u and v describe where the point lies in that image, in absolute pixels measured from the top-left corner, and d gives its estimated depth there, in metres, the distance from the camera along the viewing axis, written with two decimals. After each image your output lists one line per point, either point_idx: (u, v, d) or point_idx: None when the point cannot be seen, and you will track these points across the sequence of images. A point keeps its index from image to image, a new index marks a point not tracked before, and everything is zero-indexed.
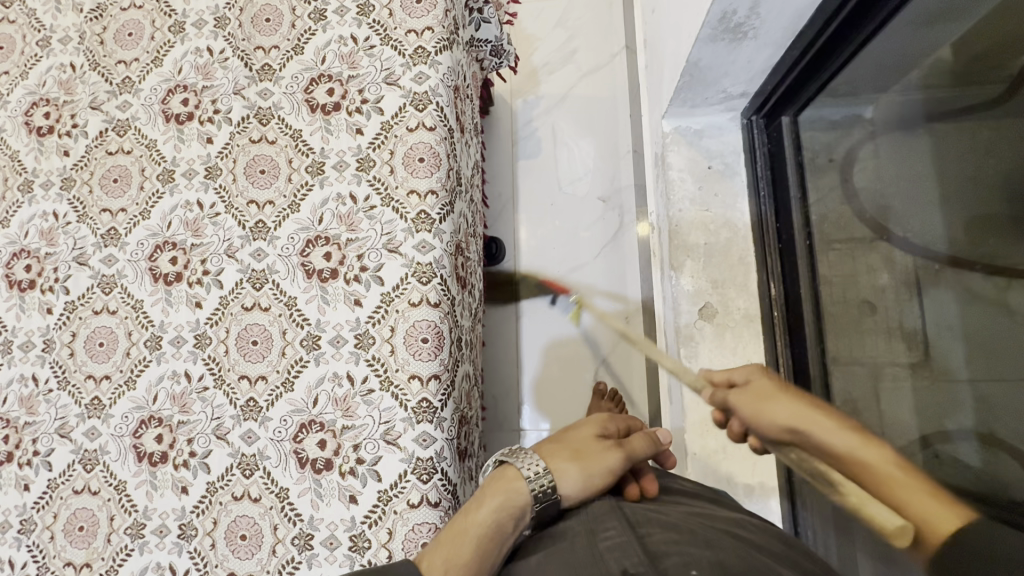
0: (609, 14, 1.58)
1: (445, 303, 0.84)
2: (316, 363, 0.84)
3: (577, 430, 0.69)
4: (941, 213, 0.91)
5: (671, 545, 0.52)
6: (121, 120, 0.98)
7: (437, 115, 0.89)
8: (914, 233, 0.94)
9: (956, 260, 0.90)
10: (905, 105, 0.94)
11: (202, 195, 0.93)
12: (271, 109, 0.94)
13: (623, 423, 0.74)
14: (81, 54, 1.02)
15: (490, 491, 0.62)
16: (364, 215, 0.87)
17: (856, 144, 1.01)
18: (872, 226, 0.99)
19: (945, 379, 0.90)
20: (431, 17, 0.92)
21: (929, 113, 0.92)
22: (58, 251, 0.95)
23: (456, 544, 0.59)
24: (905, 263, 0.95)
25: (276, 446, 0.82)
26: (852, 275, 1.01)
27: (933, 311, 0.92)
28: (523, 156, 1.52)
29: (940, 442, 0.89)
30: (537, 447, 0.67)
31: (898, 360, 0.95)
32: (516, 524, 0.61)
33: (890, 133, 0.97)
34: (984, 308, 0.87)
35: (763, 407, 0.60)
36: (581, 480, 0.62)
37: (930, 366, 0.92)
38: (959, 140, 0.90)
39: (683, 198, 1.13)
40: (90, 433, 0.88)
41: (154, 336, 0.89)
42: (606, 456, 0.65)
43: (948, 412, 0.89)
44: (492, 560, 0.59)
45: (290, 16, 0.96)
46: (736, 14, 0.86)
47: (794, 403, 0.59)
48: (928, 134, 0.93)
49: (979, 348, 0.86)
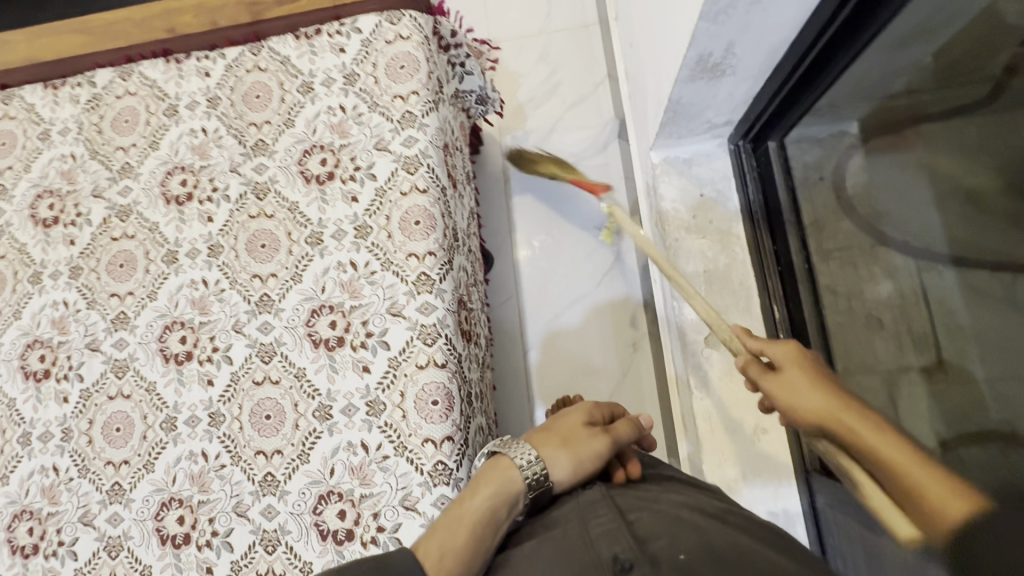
0: (590, 45, 1.62)
1: (452, 362, 0.85)
2: (329, 433, 0.85)
3: (566, 417, 0.71)
4: (938, 214, 0.88)
5: (660, 528, 0.56)
6: (123, 205, 1.00)
7: (429, 177, 0.91)
8: (913, 236, 0.92)
9: (959, 260, 0.85)
10: (896, 112, 0.91)
11: (206, 273, 0.94)
12: (268, 183, 0.96)
13: (607, 407, 0.75)
14: (80, 143, 1.05)
15: (487, 478, 0.63)
16: (365, 281, 0.89)
17: (845, 157, 1.02)
18: (870, 234, 0.99)
19: (961, 381, 0.86)
20: (415, 81, 0.94)
21: (917, 115, 0.89)
22: (71, 339, 0.97)
23: (454, 529, 0.60)
24: (906, 271, 0.94)
25: (296, 520, 0.83)
26: (856, 288, 1.01)
27: (944, 315, 0.89)
28: (517, 190, 1.54)
29: (964, 445, 0.82)
30: (528, 436, 0.69)
31: (910, 365, 0.94)
32: (510, 510, 0.63)
33: (881, 138, 0.96)
34: (990, 304, 0.81)
35: (791, 399, 0.63)
36: (571, 466, 0.65)
37: (946, 369, 0.89)
38: (950, 139, 0.86)
39: (678, 227, 1.15)
40: (113, 519, 0.89)
41: (169, 417, 0.91)
42: (595, 440, 0.67)
43: (970, 415, 0.83)
44: (486, 544, 0.61)
45: (279, 91, 0.99)
46: (713, 55, 0.88)
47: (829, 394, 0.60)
48: (920, 136, 0.90)
49: (987, 345, 0.82)
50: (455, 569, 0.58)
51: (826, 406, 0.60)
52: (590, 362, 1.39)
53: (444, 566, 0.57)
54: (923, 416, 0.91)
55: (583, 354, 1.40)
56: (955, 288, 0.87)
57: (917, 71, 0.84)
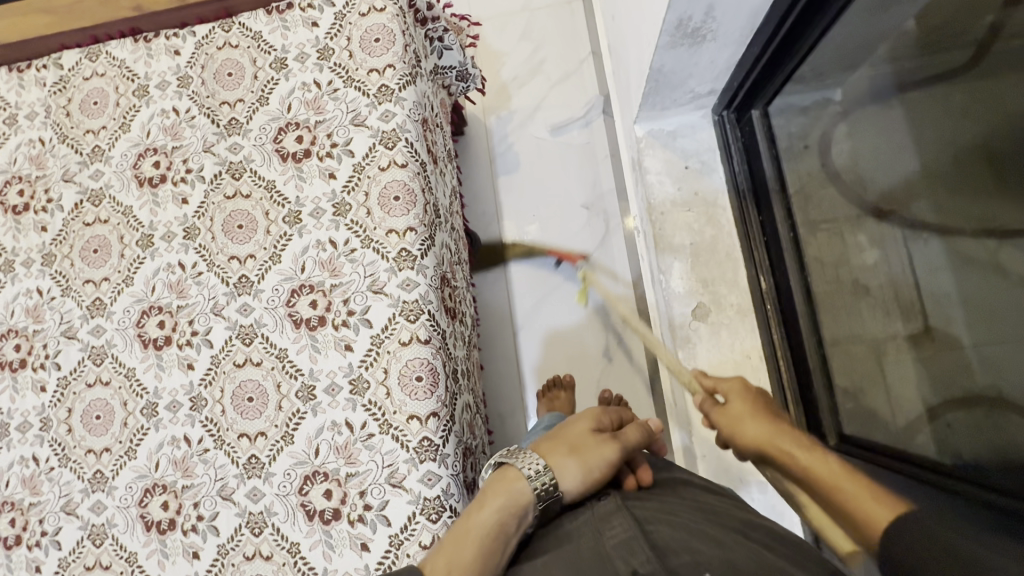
0: (572, 21, 1.60)
1: (436, 338, 0.84)
2: (313, 414, 0.84)
3: (573, 425, 0.72)
4: (922, 179, 0.85)
5: (679, 542, 0.57)
6: (95, 189, 0.98)
7: (407, 151, 0.89)
8: (900, 202, 0.89)
9: (946, 229, 0.82)
10: (876, 79, 0.91)
11: (183, 256, 0.92)
12: (243, 163, 0.94)
13: (615, 414, 0.76)
14: (48, 127, 1.02)
15: (494, 492, 0.64)
16: (345, 259, 0.87)
17: (832, 122, 1.00)
18: (856, 204, 0.97)
19: (947, 348, 0.83)
20: (391, 54, 0.92)
21: (900, 84, 0.87)
22: (46, 327, 0.95)
23: (461, 545, 0.61)
24: (892, 237, 0.92)
25: (282, 501, 0.82)
26: (844, 256, 0.99)
27: (930, 279, 0.86)
28: (502, 172, 1.52)
29: (952, 411, 0.81)
30: (536, 445, 0.70)
31: (897, 333, 0.92)
32: (519, 523, 0.64)
33: (864, 108, 0.94)
34: (979, 271, 0.77)
35: (737, 426, 0.68)
36: (582, 474, 0.66)
37: (932, 336, 0.86)
38: (934, 108, 0.83)
39: (664, 200, 1.14)
40: (96, 507, 0.87)
41: (150, 403, 0.89)
42: (603, 447, 0.68)
43: (954, 380, 0.81)
44: (495, 559, 0.62)
45: (252, 67, 0.96)
46: (692, 20, 0.86)
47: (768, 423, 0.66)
48: (903, 105, 0.87)
49: (977, 312, 0.78)
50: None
51: (763, 434, 0.65)
52: (581, 343, 1.38)
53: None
54: (910, 382, 0.90)
55: (574, 335, 1.39)
56: (939, 255, 0.84)
57: (899, 37, 0.83)
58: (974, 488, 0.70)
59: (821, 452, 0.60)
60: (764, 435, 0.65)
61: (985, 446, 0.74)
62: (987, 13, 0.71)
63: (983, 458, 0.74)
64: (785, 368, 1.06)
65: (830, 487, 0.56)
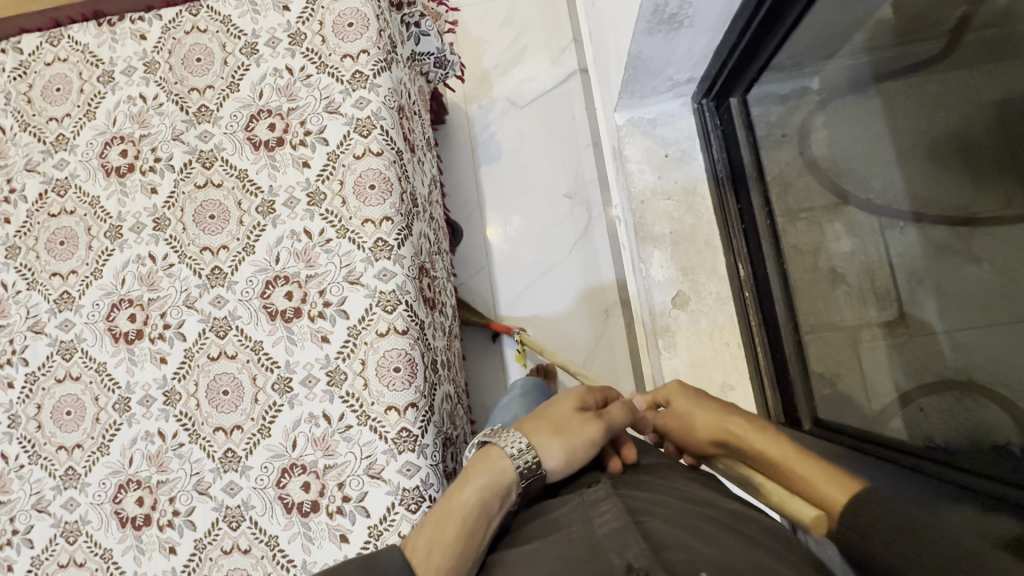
0: (553, 8, 1.58)
1: (413, 329, 0.83)
2: (290, 406, 0.83)
3: (558, 404, 0.72)
4: (901, 174, 0.88)
5: (673, 537, 0.56)
6: (59, 179, 0.95)
7: (383, 139, 0.88)
8: (876, 194, 0.92)
9: (920, 217, 0.86)
10: (854, 69, 0.94)
11: (153, 248, 0.90)
12: (213, 151, 0.91)
13: (599, 394, 0.76)
14: (9, 115, 0.98)
15: (474, 472, 0.64)
16: (320, 250, 0.86)
17: (808, 116, 1.01)
18: (834, 192, 0.99)
19: (918, 331, 0.86)
20: (365, 40, 0.90)
21: (878, 75, 0.91)
22: (12, 321, 0.92)
23: (443, 526, 0.61)
24: (868, 226, 0.93)
25: (260, 494, 0.81)
26: (819, 245, 1.01)
27: (904, 269, 0.89)
28: (484, 161, 1.51)
29: (924, 396, 0.83)
30: (520, 425, 0.69)
31: (871, 321, 0.94)
32: (501, 501, 0.64)
33: (842, 99, 0.96)
34: (948, 258, 0.82)
35: (687, 423, 0.69)
36: (565, 455, 0.66)
37: (905, 322, 0.88)
38: (904, 99, 0.88)
39: (644, 189, 1.14)
40: (69, 504, 0.86)
41: (122, 398, 0.87)
42: (587, 427, 0.68)
43: (929, 366, 0.84)
44: (478, 538, 0.61)
45: (221, 53, 0.94)
46: (669, 5, 0.85)
47: (717, 411, 0.67)
48: (880, 96, 0.91)
49: (950, 297, 0.82)
50: (447, 563, 0.59)
51: (716, 427, 0.66)
52: (564, 331, 1.39)
53: (436, 560, 0.58)
54: (884, 364, 0.92)
55: (556, 323, 1.39)
56: (916, 244, 0.86)
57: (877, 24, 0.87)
58: (942, 468, 0.72)
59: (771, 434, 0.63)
60: (715, 422, 0.66)
61: (953, 427, 0.76)
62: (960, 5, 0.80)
63: (956, 442, 0.75)
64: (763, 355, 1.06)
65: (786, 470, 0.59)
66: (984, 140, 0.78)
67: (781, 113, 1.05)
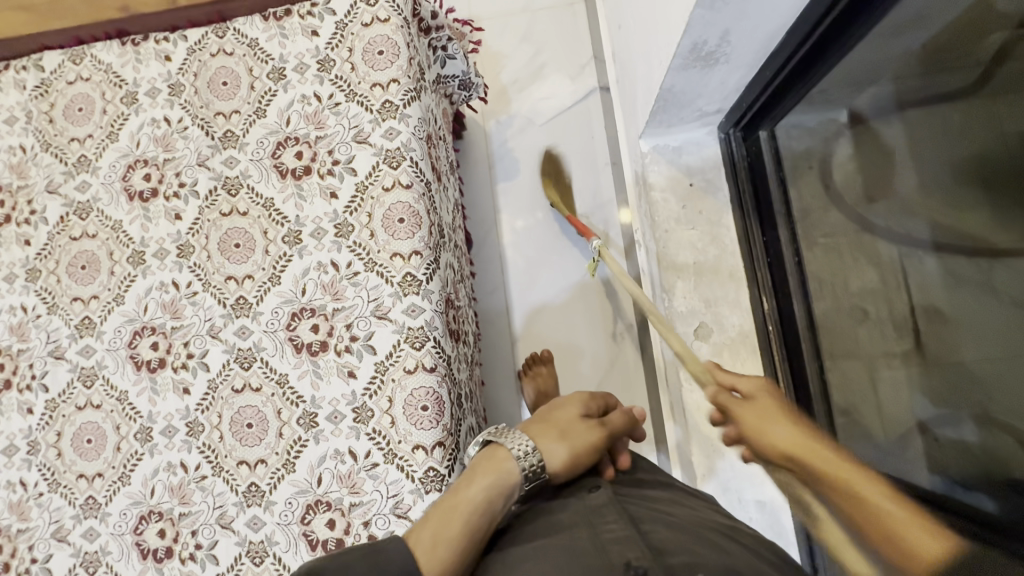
0: (574, 24, 1.56)
1: (441, 365, 0.82)
2: (316, 441, 0.82)
3: (563, 411, 0.73)
4: (919, 200, 0.84)
5: (676, 541, 0.57)
6: (82, 202, 0.93)
7: (412, 172, 0.86)
8: (896, 223, 0.88)
9: (940, 247, 0.82)
10: (878, 97, 0.87)
11: (177, 275, 0.89)
12: (239, 178, 0.90)
13: (601, 400, 0.78)
14: (30, 134, 0.96)
15: (482, 469, 0.64)
16: (348, 283, 0.85)
17: (834, 140, 0.98)
18: (857, 221, 0.96)
19: (948, 363, 0.82)
20: (395, 69, 0.89)
21: (901, 101, 0.84)
22: (32, 346, 0.91)
23: (448, 519, 0.59)
24: (889, 256, 0.91)
25: (284, 530, 0.81)
26: (841, 273, 0.99)
27: (921, 295, 0.87)
28: (502, 178, 1.49)
29: (939, 426, 0.84)
30: (526, 428, 0.70)
31: (891, 350, 0.92)
32: (506, 501, 0.63)
33: (866, 126, 0.92)
34: (970, 290, 0.78)
35: (761, 428, 0.62)
36: (568, 460, 0.67)
37: (923, 354, 0.87)
38: (931, 128, 0.81)
39: (668, 219, 1.13)
40: (89, 534, 0.85)
41: (143, 428, 0.86)
42: (591, 434, 0.70)
43: (953, 396, 0.81)
44: (480, 535, 0.60)
45: (248, 77, 0.92)
46: (707, 44, 0.84)
47: (796, 428, 0.59)
48: (904, 123, 0.85)
49: (969, 329, 0.79)
50: (448, 559, 0.57)
51: (798, 439, 0.58)
52: (580, 354, 1.38)
53: (437, 555, 0.57)
54: (903, 391, 0.90)
55: (572, 345, 1.38)
56: (935, 274, 0.84)
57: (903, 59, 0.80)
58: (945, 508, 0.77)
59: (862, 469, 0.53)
60: (794, 440, 0.58)
61: (964, 464, 0.79)
62: (995, 33, 0.68)
63: (971, 475, 0.78)
64: (786, 394, 1.05)
65: (870, 507, 0.50)
66: (1004, 163, 0.71)
67: (817, 149, 1.01)
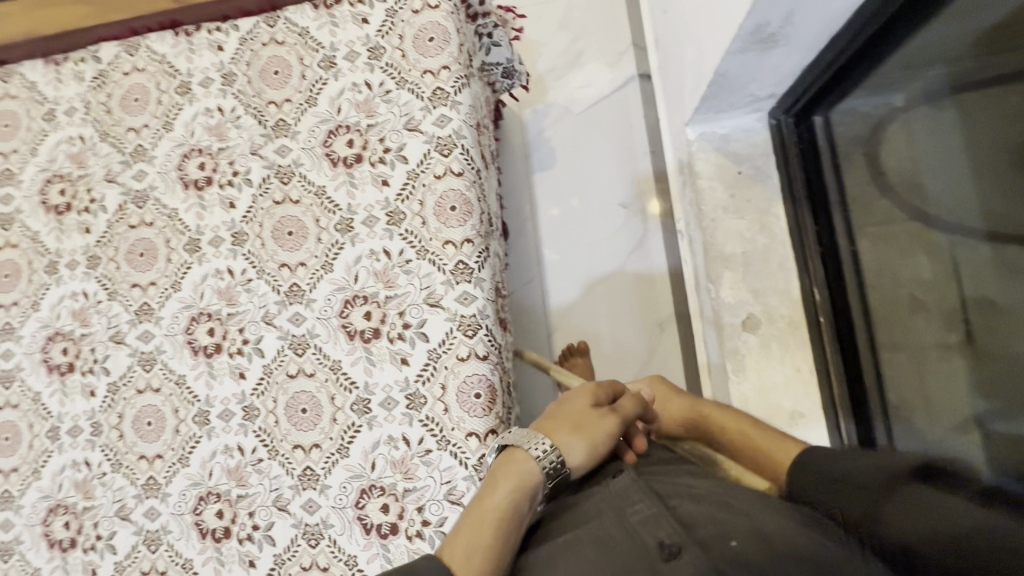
0: (613, 10, 1.53)
1: (493, 354, 0.82)
2: (369, 428, 0.83)
3: (572, 402, 0.69)
4: (976, 189, 0.84)
5: (702, 514, 0.54)
6: (139, 191, 0.95)
7: (464, 159, 0.86)
8: (948, 213, 0.88)
9: (994, 236, 0.82)
10: (931, 79, 0.86)
11: (232, 262, 0.90)
12: (292, 166, 0.91)
13: (609, 385, 0.75)
14: (89, 124, 0.99)
15: (502, 474, 0.62)
16: (400, 271, 0.85)
17: (885, 117, 0.94)
18: (912, 213, 0.93)
19: (1000, 354, 0.83)
20: (446, 55, 0.88)
21: (954, 87, 0.83)
22: (93, 331, 0.94)
23: (477, 532, 0.58)
24: (944, 249, 0.90)
25: (339, 513, 0.82)
26: (892, 259, 0.97)
27: (973, 280, 0.87)
28: (538, 168, 1.48)
29: (995, 421, 0.84)
30: (538, 426, 0.67)
31: (946, 340, 0.91)
32: (532, 502, 0.61)
33: (917, 110, 0.90)
34: (1009, 281, 0.81)
35: (666, 407, 0.82)
36: (587, 452, 0.64)
37: (975, 344, 0.87)
38: (988, 112, 0.81)
39: (715, 207, 1.08)
40: (151, 513, 0.88)
41: (201, 411, 0.88)
42: (605, 423, 0.67)
43: (1009, 383, 0.82)
44: (513, 541, 0.59)
45: (299, 66, 0.93)
46: (770, 26, 0.81)
47: (689, 400, 0.81)
48: (956, 106, 0.85)
49: (1014, 319, 0.80)
50: (485, 570, 0.56)
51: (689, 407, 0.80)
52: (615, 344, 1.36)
53: (473, 567, 0.56)
54: (958, 387, 0.90)
55: (608, 335, 1.37)
56: (989, 261, 0.84)
57: (957, 40, 0.79)
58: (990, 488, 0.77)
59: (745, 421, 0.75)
60: (689, 407, 0.80)
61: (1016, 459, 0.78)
62: None
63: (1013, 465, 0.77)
64: (837, 386, 1.00)
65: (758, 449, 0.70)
66: None
67: (867, 135, 0.98)
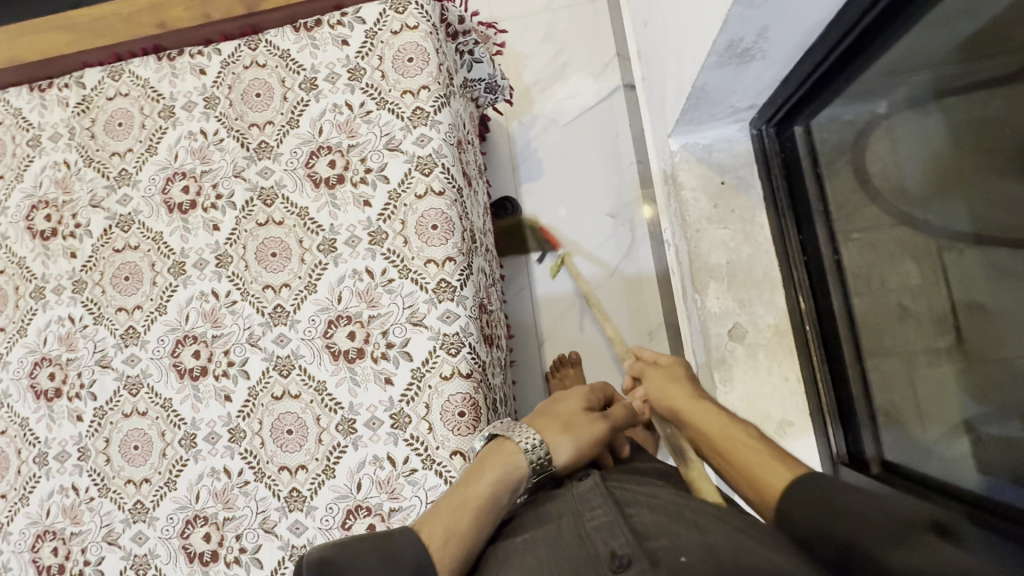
0: (597, 21, 1.54)
1: (476, 371, 0.82)
2: (354, 448, 0.83)
3: (565, 403, 0.72)
4: (960, 191, 0.82)
5: (658, 526, 0.54)
6: (123, 215, 0.96)
7: (444, 178, 0.87)
8: (934, 215, 0.86)
9: (982, 238, 0.79)
10: (915, 83, 0.84)
11: (216, 284, 0.91)
12: (274, 188, 0.91)
13: (601, 391, 0.77)
14: (73, 149, 0.99)
15: (489, 463, 0.64)
16: (383, 290, 0.85)
17: (868, 125, 0.94)
18: (894, 214, 0.93)
19: (989, 360, 0.80)
20: (425, 75, 0.89)
21: (936, 91, 0.82)
22: (79, 355, 0.94)
23: (456, 516, 0.59)
24: (927, 246, 0.88)
25: (325, 535, 0.82)
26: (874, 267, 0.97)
27: (961, 284, 0.84)
28: (525, 178, 1.49)
29: (982, 426, 0.81)
30: (530, 420, 0.69)
31: (935, 345, 0.89)
32: (513, 495, 0.63)
33: (903, 114, 0.88)
34: (1007, 281, 0.76)
35: (668, 391, 0.75)
36: (574, 449, 0.65)
37: (965, 350, 0.84)
38: (973, 116, 0.78)
39: (699, 218, 1.09)
40: (138, 537, 0.88)
41: (188, 434, 0.88)
42: (591, 427, 0.68)
43: (1000, 391, 0.78)
44: (488, 531, 0.60)
45: (281, 88, 0.93)
46: (744, 41, 0.82)
47: (695, 400, 0.71)
48: (940, 110, 0.82)
49: (1010, 325, 0.76)
50: (458, 553, 0.57)
51: (693, 404, 0.70)
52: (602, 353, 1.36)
53: (447, 550, 0.57)
54: (947, 390, 0.87)
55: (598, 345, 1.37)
56: (976, 265, 0.81)
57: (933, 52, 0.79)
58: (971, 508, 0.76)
59: (746, 431, 0.63)
60: (690, 402, 0.71)
61: (1007, 463, 0.75)
62: None
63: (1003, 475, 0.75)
64: (825, 396, 1.01)
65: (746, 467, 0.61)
66: None
67: (851, 141, 0.97)
